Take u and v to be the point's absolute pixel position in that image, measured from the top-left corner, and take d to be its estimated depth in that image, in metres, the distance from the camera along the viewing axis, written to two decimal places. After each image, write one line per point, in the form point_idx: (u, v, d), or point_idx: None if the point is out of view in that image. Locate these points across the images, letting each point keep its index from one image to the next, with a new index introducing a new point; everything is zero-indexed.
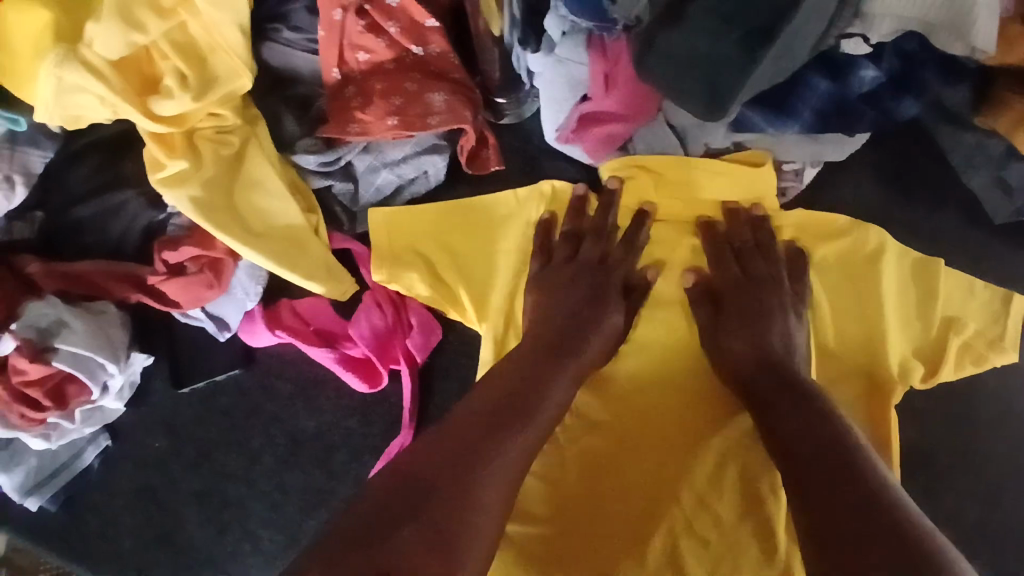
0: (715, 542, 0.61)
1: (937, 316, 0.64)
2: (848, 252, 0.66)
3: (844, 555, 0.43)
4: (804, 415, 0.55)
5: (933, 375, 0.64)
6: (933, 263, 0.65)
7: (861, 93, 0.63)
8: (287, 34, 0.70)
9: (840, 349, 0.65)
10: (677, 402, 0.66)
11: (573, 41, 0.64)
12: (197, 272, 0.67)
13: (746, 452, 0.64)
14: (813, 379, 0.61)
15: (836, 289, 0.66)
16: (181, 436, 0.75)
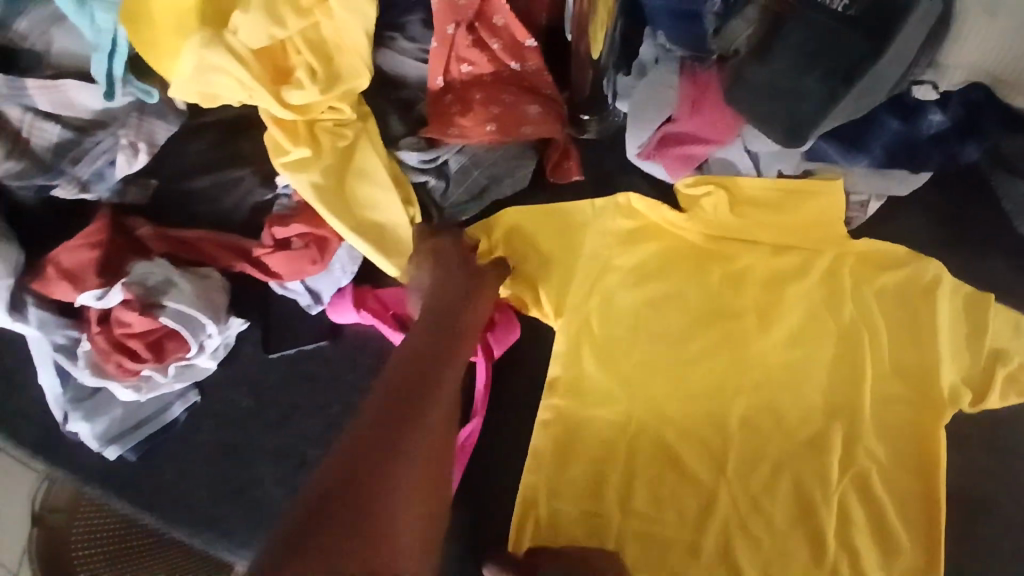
0: (765, 543, 0.67)
1: (984, 349, 0.68)
2: (906, 281, 0.70)
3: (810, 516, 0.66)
4: (762, 423, 0.69)
5: (981, 401, 0.67)
6: (983, 300, 0.69)
7: (929, 135, 0.69)
8: (402, 43, 0.78)
9: (898, 370, 0.68)
10: (732, 411, 0.70)
11: (666, 67, 0.74)
12: (303, 247, 0.73)
13: (798, 465, 0.68)
14: (857, 394, 0.68)
15: (896, 313, 0.70)
16: (265, 398, 0.78)
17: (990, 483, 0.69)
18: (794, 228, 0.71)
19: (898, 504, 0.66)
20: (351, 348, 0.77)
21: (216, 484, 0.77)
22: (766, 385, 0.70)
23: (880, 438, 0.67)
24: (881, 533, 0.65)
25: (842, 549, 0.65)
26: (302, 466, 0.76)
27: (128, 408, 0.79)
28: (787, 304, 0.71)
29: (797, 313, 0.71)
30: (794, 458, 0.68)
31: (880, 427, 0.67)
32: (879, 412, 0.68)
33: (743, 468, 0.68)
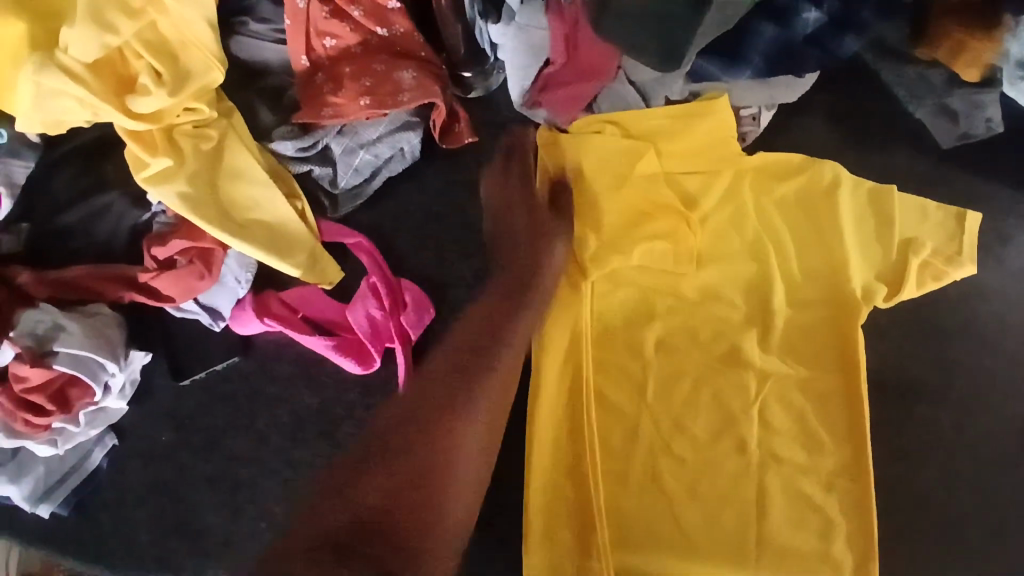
0: (690, 459, 0.67)
1: (895, 239, 0.69)
2: (805, 187, 0.71)
3: (773, 411, 0.67)
4: (724, 320, 0.70)
5: (894, 295, 0.67)
6: (886, 190, 0.70)
7: (806, 35, 0.67)
8: (254, 26, 0.73)
9: (808, 274, 0.69)
10: (649, 328, 0.70)
11: (533, 8, 0.68)
12: (187, 263, 0.69)
13: (718, 379, 0.68)
14: (767, 299, 0.69)
15: (798, 221, 0.71)
16: (187, 423, 0.75)
17: (927, 367, 0.70)
18: (690, 152, 0.72)
19: (819, 405, 0.66)
20: (262, 356, 0.73)
21: (160, 519, 0.74)
22: (682, 310, 0.70)
23: (796, 343, 0.68)
24: (804, 435, 0.66)
25: (767, 455, 0.66)
26: (241, 484, 0.73)
27: (49, 465, 0.73)
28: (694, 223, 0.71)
29: (705, 234, 0.71)
30: (714, 374, 0.68)
31: (792, 332, 0.68)
32: (791, 318, 0.69)
33: (664, 389, 0.69)
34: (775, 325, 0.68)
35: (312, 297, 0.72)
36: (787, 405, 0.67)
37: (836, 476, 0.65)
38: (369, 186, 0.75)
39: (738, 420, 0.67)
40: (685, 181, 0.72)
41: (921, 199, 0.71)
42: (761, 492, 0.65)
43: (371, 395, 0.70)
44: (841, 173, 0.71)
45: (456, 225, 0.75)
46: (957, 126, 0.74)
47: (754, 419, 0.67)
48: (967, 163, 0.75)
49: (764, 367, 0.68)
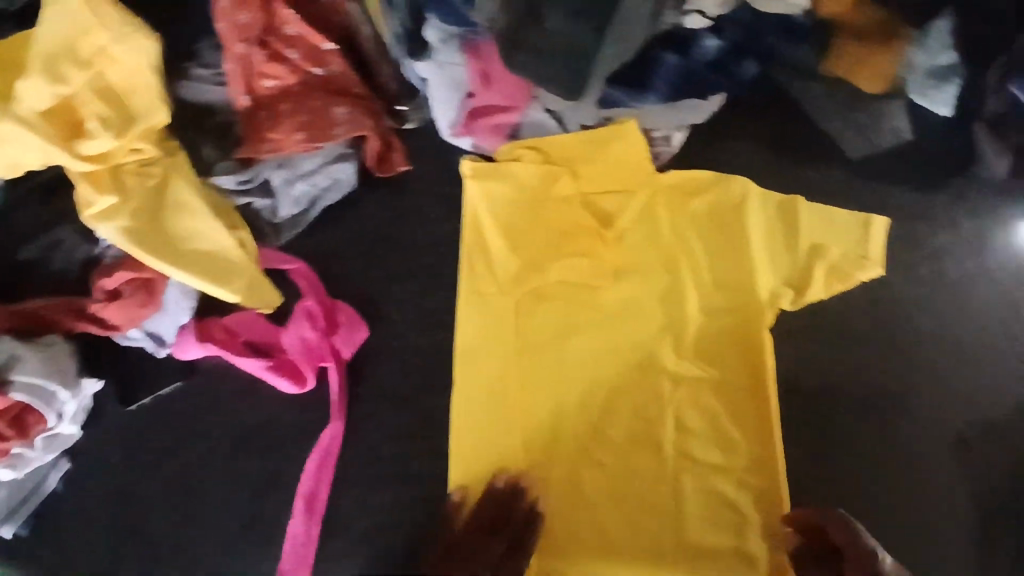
0: (611, 464, 0.71)
1: (803, 245, 0.72)
2: (717, 201, 0.75)
3: (690, 412, 0.71)
4: (640, 330, 0.74)
5: (801, 296, 0.72)
6: (792, 202, 0.74)
7: (707, 62, 0.73)
8: (198, 71, 0.79)
9: (721, 283, 0.73)
10: (572, 337, 0.74)
11: (449, 46, 0.73)
12: (132, 293, 0.73)
13: (634, 387, 0.72)
14: (680, 306, 0.74)
15: (711, 233, 0.74)
16: (134, 446, 0.78)
17: (841, 371, 0.73)
18: (605, 172, 0.76)
19: (732, 409, 0.71)
20: (207, 380, 0.77)
21: (110, 537, 0.77)
22: (602, 322, 0.74)
23: (710, 351, 0.72)
24: (720, 440, 0.70)
25: (682, 457, 0.70)
26: (182, 503, 0.76)
27: (7, 489, 0.76)
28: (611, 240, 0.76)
29: (623, 250, 0.76)
30: (632, 382, 0.72)
31: (706, 340, 0.73)
32: (704, 327, 0.73)
33: (586, 399, 0.72)
34: (688, 332, 0.73)
35: (252, 322, 0.76)
36: (702, 408, 0.71)
37: (750, 477, 0.69)
38: (309, 215, 0.79)
39: (657, 425, 0.71)
40: (604, 202, 0.76)
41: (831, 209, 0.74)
42: (683, 495, 0.69)
43: (306, 414, 0.74)
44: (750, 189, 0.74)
45: (390, 249, 0.79)
46: (866, 139, 0.77)
47: (673, 422, 0.71)
48: (880, 171, 0.77)
49: (676, 372, 0.72)
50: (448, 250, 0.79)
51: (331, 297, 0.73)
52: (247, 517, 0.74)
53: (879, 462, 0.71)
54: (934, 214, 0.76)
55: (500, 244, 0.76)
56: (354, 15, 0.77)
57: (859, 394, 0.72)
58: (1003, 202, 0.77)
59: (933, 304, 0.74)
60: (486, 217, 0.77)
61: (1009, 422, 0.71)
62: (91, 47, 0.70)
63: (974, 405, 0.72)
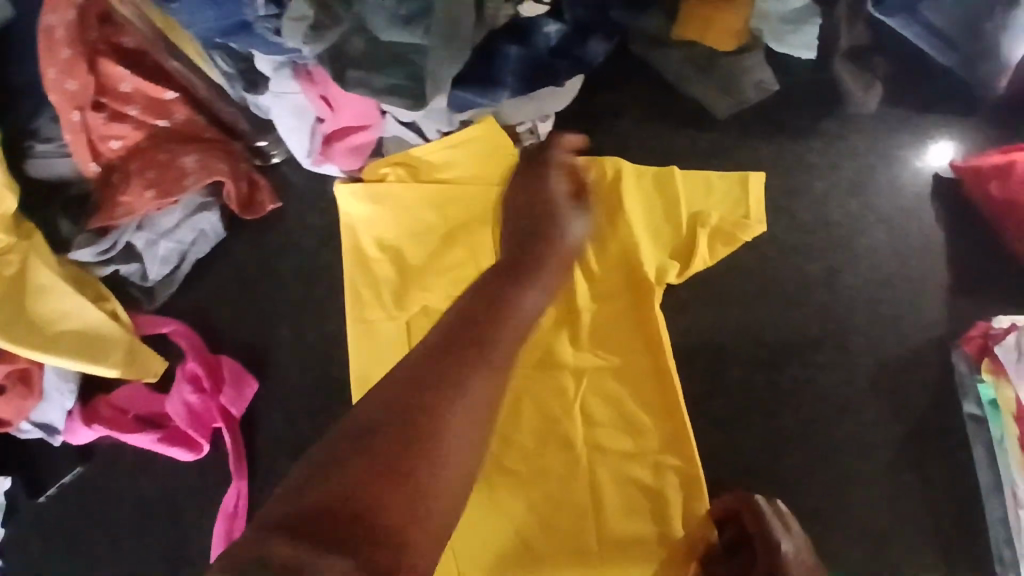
0: (523, 471, 0.69)
1: (683, 215, 0.70)
2: (594, 186, 0.72)
3: (596, 404, 0.69)
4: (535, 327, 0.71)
5: (684, 270, 0.69)
6: (668, 171, 0.71)
7: (551, 48, 0.70)
8: (40, 147, 0.76)
9: (612, 272, 0.70)
10: None
11: (283, 77, 0.69)
12: (12, 386, 0.70)
13: (535, 386, 0.70)
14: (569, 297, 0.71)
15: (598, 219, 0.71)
16: (42, 539, 0.75)
17: (744, 334, 0.71)
18: (473, 177, 0.75)
19: (643, 403, 0.68)
20: (104, 459, 0.75)
21: None
22: None
23: (615, 345, 0.69)
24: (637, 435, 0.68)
25: (593, 450, 0.68)
26: None
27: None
28: (493, 242, 0.74)
29: None
30: (531, 381, 0.70)
31: (610, 334, 0.70)
32: (606, 322, 0.70)
33: None
34: (583, 321, 0.70)
35: (138, 394, 0.74)
36: (609, 397, 0.69)
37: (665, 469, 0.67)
38: (181, 271, 0.76)
39: (565, 423, 0.69)
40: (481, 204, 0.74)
41: (705, 172, 0.72)
42: (606, 492, 0.67)
43: (207, 475, 0.73)
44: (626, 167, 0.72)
45: (270, 291, 0.77)
46: (731, 97, 0.75)
47: (582, 415, 0.69)
48: (750, 126, 0.77)
49: (578, 365, 0.69)
50: (328, 282, 0.77)
51: (211, 358, 0.70)
52: None
53: (790, 419, 0.70)
54: (810, 159, 0.75)
55: (382, 263, 0.74)
56: (180, 70, 0.73)
57: (761, 353, 0.71)
58: (878, 136, 0.75)
59: (822, 250, 0.73)
60: (363, 238, 0.74)
61: (913, 358, 0.70)
62: None
63: (878, 347, 0.71)
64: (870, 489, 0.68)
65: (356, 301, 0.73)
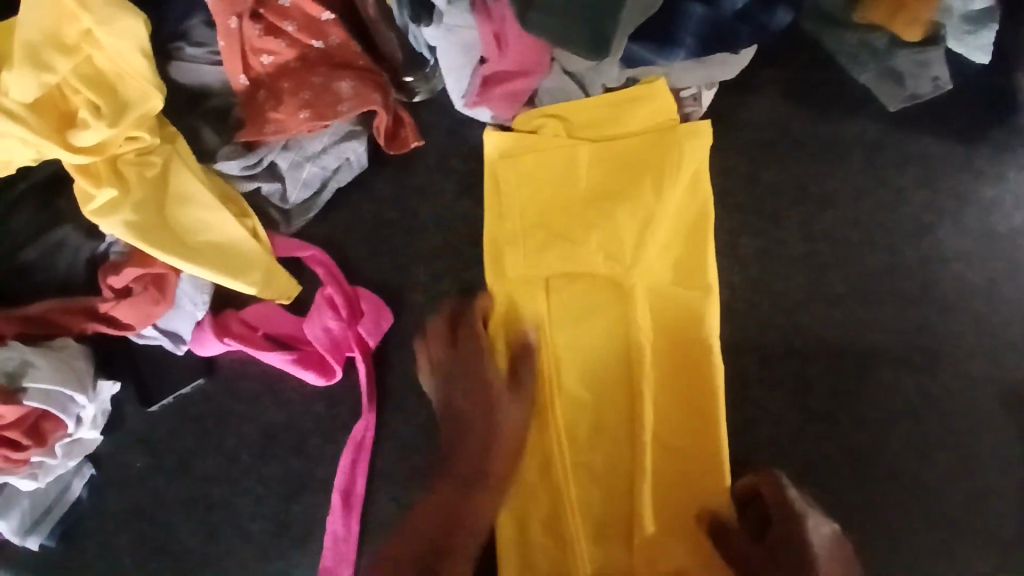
0: (571, 477, 0.70)
1: (682, 199, 0.71)
2: (673, 143, 0.70)
3: (601, 411, 0.71)
4: (578, 317, 0.71)
5: (691, 270, 0.70)
6: (705, 126, 0.70)
7: (736, 11, 0.67)
8: (189, 50, 0.73)
9: (624, 292, 0.71)
10: (567, 314, 0.72)
11: (458, 8, 0.67)
12: (143, 291, 0.69)
13: (567, 393, 0.71)
14: (615, 284, 0.71)
15: (656, 222, 0.70)
16: (158, 447, 0.74)
17: (875, 333, 0.73)
18: (634, 132, 0.71)
19: (683, 409, 0.70)
20: (227, 377, 0.73)
21: (145, 544, 0.75)
22: (567, 308, 0.72)
23: (619, 339, 0.71)
24: (662, 435, 0.70)
25: (614, 452, 0.71)
26: (215, 504, 0.73)
27: (32, 497, 0.72)
28: (632, 214, 0.70)
29: (639, 221, 0.70)
30: (569, 374, 0.71)
31: (614, 324, 0.71)
32: (598, 325, 0.71)
33: (559, 396, 0.71)
34: (595, 321, 0.71)
35: (271, 313, 0.73)
36: (607, 403, 0.71)
37: (665, 463, 0.70)
38: (322, 197, 0.76)
39: (579, 428, 0.71)
40: (642, 160, 0.70)
41: (698, 161, 0.70)
42: (596, 472, 0.71)
43: (335, 406, 0.72)
44: (705, 136, 0.70)
45: (410, 229, 0.77)
46: (903, 89, 0.71)
47: (594, 419, 0.71)
48: (924, 123, 0.74)
49: (572, 371, 0.71)
50: (468, 229, 0.76)
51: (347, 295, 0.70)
52: (283, 517, 0.72)
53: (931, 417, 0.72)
54: (979, 165, 0.73)
55: (527, 208, 0.73)
56: None
57: (912, 356, 0.72)
58: None
59: (972, 260, 0.72)
60: (508, 178, 0.73)
61: None
62: (75, 29, 0.65)
63: None
64: (983, 498, 0.72)
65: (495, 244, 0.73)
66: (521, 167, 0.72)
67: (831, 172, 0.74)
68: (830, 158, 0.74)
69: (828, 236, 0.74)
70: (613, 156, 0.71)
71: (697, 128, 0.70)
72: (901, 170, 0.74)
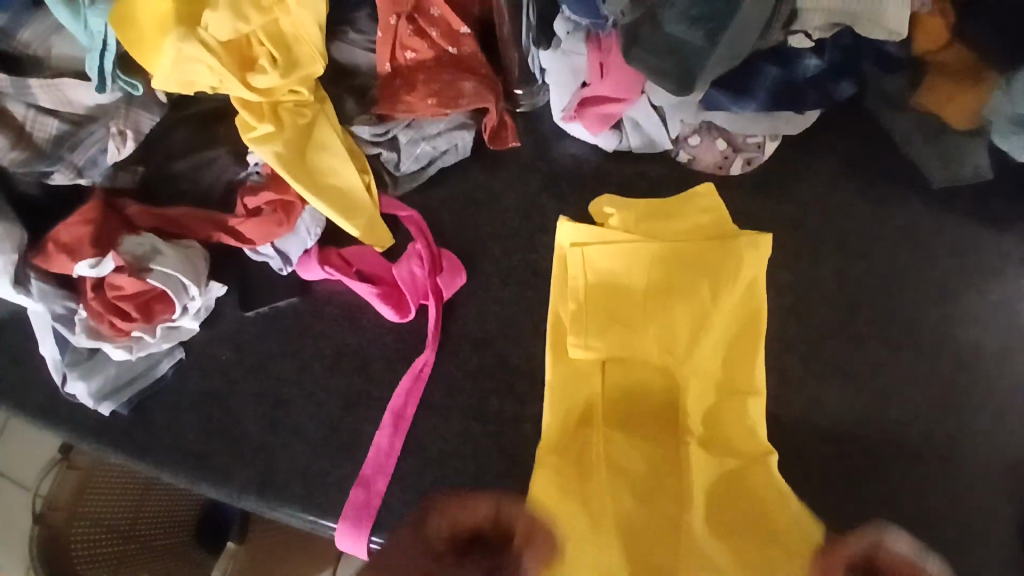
0: (625, 515, 0.72)
1: (739, 292, 0.78)
2: (732, 249, 0.79)
3: (651, 451, 0.75)
4: (628, 364, 0.79)
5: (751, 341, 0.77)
6: (766, 238, 0.79)
7: (807, 77, 0.82)
8: (352, 36, 0.90)
9: (683, 347, 0.78)
10: (622, 363, 0.79)
11: (575, 38, 0.83)
12: (271, 212, 0.83)
13: (616, 431, 0.76)
14: (677, 335, 0.78)
15: (714, 306, 0.78)
16: (245, 347, 0.85)
17: (897, 374, 0.79)
18: (700, 227, 0.82)
19: (734, 457, 0.73)
20: (318, 299, 0.86)
21: (206, 426, 0.83)
22: (623, 356, 0.79)
23: (669, 388, 0.78)
24: (729, 493, 0.72)
25: (666, 495, 0.73)
26: (280, 404, 0.82)
27: (120, 367, 0.84)
28: (699, 288, 0.79)
29: (701, 292, 0.79)
30: (617, 410, 0.78)
31: (665, 372, 0.78)
32: (650, 376, 0.79)
33: (609, 431, 0.76)
34: (648, 368, 0.79)
35: (367, 256, 0.86)
36: (658, 443, 0.76)
37: (725, 511, 0.71)
38: (427, 171, 0.90)
39: (630, 467, 0.74)
40: (708, 253, 0.80)
41: (756, 271, 0.79)
42: (661, 525, 0.71)
43: (403, 341, 0.83)
44: (765, 249, 0.79)
45: (495, 209, 0.89)
46: (948, 167, 0.84)
47: (645, 460, 0.74)
48: (955, 204, 0.84)
49: (621, 407, 0.78)
50: (544, 219, 0.88)
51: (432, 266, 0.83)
52: (335, 425, 0.80)
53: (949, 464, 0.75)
54: (1003, 247, 0.83)
55: (595, 274, 0.81)
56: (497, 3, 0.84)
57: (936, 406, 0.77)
58: None
59: (991, 327, 0.80)
60: (580, 258, 0.81)
61: None
62: None
63: None
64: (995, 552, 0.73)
65: (558, 297, 0.82)
66: (596, 249, 0.81)
67: (871, 229, 0.84)
68: (868, 217, 0.85)
69: (862, 284, 0.83)
70: (683, 246, 0.80)
71: (758, 240, 0.79)
72: (932, 238, 0.84)
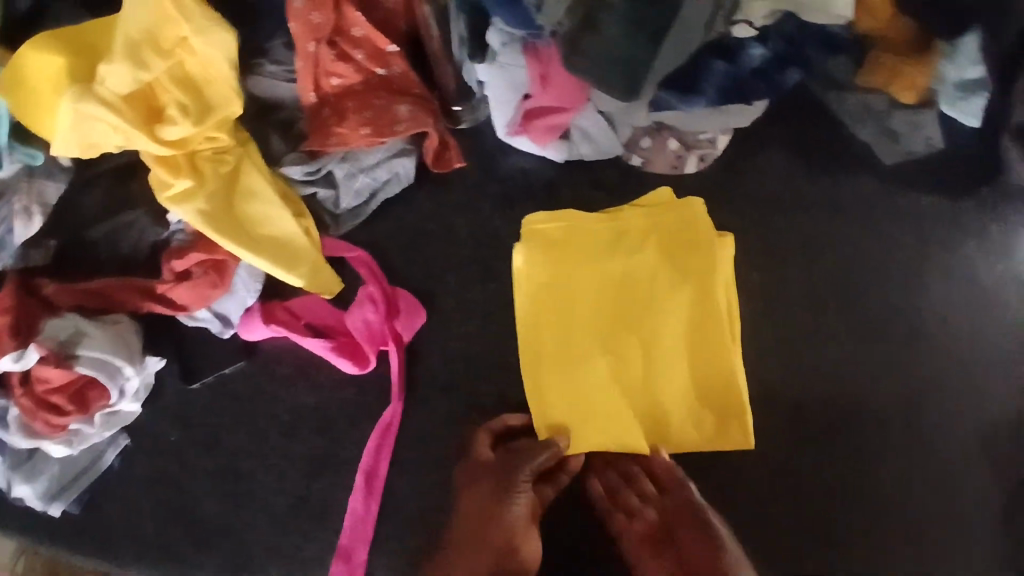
0: (613, 430, 0.76)
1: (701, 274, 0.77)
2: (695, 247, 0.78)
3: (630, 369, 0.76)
4: (596, 292, 0.78)
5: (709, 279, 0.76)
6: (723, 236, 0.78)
7: (754, 68, 0.78)
8: (269, 68, 0.83)
9: (644, 273, 0.78)
10: (589, 294, 0.78)
11: (512, 49, 0.78)
12: (203, 274, 0.76)
13: (593, 354, 0.77)
14: (638, 264, 0.78)
15: (672, 258, 0.78)
16: (193, 422, 0.79)
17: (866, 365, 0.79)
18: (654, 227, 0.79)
19: (702, 363, 0.75)
20: (267, 359, 0.79)
21: (164, 513, 0.77)
22: (588, 287, 0.78)
23: (638, 307, 0.77)
24: (701, 393, 0.75)
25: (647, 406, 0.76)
26: (241, 480, 0.77)
27: (63, 464, 0.77)
28: (655, 255, 0.78)
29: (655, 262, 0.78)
30: (595, 337, 0.77)
31: (629, 292, 0.78)
32: (618, 300, 0.78)
33: (584, 356, 0.77)
34: (616, 294, 0.78)
35: (315, 306, 0.80)
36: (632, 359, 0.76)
37: (698, 410, 0.75)
38: (369, 206, 0.84)
39: (611, 388, 0.76)
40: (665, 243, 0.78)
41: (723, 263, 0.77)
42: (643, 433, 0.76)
43: (364, 394, 0.78)
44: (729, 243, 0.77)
45: (445, 239, 0.84)
46: (899, 146, 0.81)
47: (626, 377, 0.76)
48: (909, 181, 0.82)
49: (592, 332, 0.77)
50: (499, 243, 0.83)
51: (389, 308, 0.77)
52: (302, 492, 0.76)
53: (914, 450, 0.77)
54: (960, 222, 0.81)
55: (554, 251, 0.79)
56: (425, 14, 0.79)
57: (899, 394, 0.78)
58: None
59: (952, 307, 0.80)
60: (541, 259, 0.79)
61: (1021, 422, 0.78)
62: (173, 36, 0.72)
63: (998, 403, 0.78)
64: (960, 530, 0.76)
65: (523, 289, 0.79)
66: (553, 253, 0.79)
67: (830, 218, 0.82)
68: (827, 206, 0.82)
69: (828, 274, 0.81)
70: (640, 245, 0.79)
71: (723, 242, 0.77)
72: (890, 220, 0.82)
